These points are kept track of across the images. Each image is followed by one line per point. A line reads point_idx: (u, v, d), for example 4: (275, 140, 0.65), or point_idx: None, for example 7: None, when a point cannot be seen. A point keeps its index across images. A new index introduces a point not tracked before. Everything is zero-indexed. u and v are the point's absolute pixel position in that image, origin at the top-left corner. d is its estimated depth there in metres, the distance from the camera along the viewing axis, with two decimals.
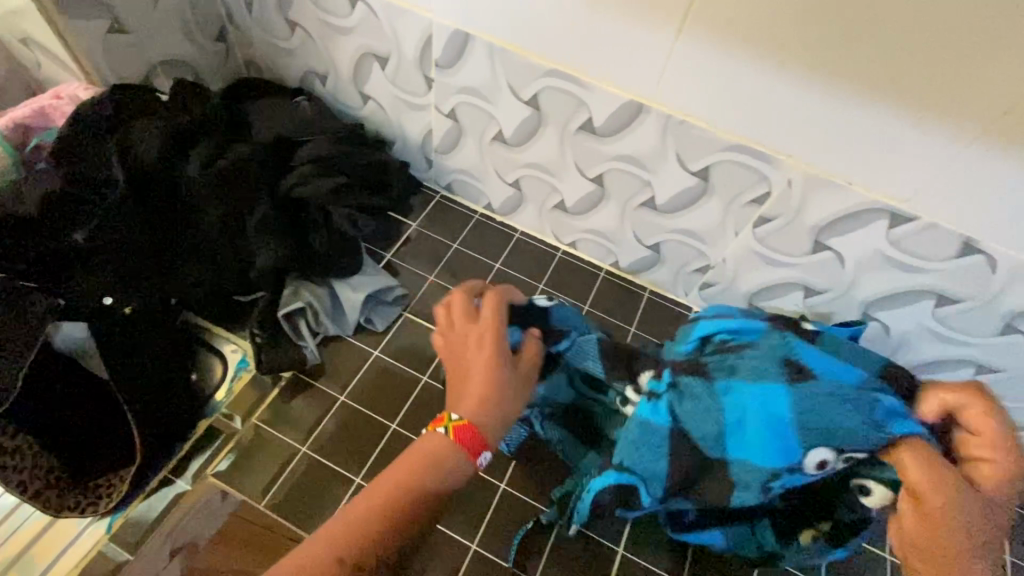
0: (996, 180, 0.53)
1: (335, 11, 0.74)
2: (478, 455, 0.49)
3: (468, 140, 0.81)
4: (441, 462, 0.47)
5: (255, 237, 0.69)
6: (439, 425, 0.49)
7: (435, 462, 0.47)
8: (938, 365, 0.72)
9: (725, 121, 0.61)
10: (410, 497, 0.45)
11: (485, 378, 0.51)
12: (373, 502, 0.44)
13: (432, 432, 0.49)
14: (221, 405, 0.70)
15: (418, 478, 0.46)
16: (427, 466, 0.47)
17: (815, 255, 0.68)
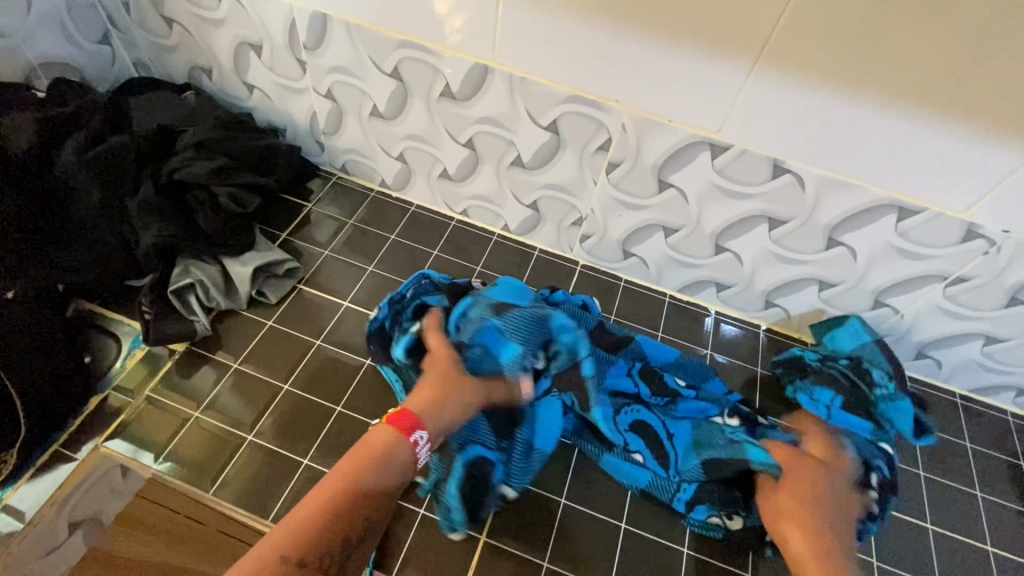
0: (782, 102, 0.60)
1: (205, 4, 0.79)
2: (412, 437, 0.58)
3: (350, 119, 0.85)
4: (397, 455, 0.56)
5: (138, 217, 0.73)
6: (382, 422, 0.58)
7: (379, 460, 0.55)
8: (790, 286, 0.80)
9: (559, 74, 0.68)
10: (355, 499, 0.52)
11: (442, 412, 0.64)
12: (335, 497, 0.51)
13: (377, 431, 0.57)
14: (114, 381, 0.73)
15: (362, 478, 0.53)
16: (384, 457, 0.55)
17: (662, 194, 0.75)
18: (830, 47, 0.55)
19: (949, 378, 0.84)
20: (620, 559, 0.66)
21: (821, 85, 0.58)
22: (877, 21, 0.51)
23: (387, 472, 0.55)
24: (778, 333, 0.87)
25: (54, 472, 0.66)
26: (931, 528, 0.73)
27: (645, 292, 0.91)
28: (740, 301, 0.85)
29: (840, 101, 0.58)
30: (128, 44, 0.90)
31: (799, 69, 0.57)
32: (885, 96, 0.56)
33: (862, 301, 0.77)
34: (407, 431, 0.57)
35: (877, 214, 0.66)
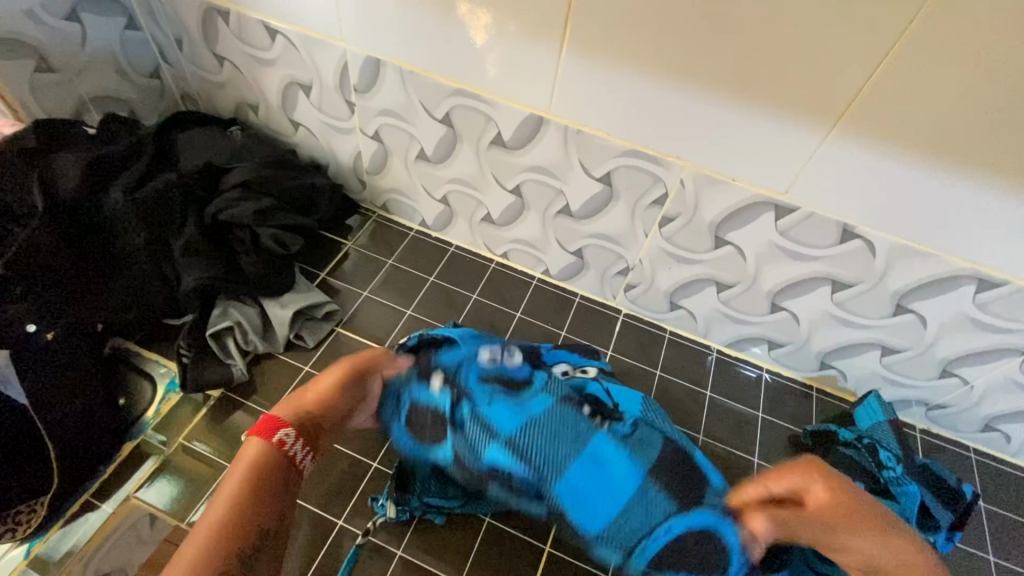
0: (859, 168, 0.57)
1: (257, 44, 0.78)
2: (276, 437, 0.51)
3: (394, 159, 0.84)
4: (266, 455, 0.50)
5: (181, 260, 0.72)
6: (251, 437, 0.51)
7: (258, 475, 0.49)
8: (849, 349, 0.76)
9: (616, 128, 0.66)
10: (237, 533, 0.46)
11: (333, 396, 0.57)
12: (202, 537, 0.45)
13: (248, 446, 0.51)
14: (148, 425, 0.70)
15: (244, 501, 0.47)
16: (253, 463, 0.49)
17: (718, 250, 0.72)
18: (917, 116, 0.52)
19: (1017, 452, 0.79)
20: None
21: (904, 156, 0.55)
22: (971, 93, 0.49)
23: (266, 471, 0.49)
24: (832, 395, 0.83)
25: (85, 522, 0.64)
26: None
27: (691, 345, 0.87)
28: (793, 361, 0.82)
29: (925, 171, 0.55)
30: (178, 78, 0.91)
31: (881, 137, 0.54)
32: (975, 170, 0.53)
33: (928, 370, 0.73)
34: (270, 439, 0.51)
35: (953, 284, 0.62)
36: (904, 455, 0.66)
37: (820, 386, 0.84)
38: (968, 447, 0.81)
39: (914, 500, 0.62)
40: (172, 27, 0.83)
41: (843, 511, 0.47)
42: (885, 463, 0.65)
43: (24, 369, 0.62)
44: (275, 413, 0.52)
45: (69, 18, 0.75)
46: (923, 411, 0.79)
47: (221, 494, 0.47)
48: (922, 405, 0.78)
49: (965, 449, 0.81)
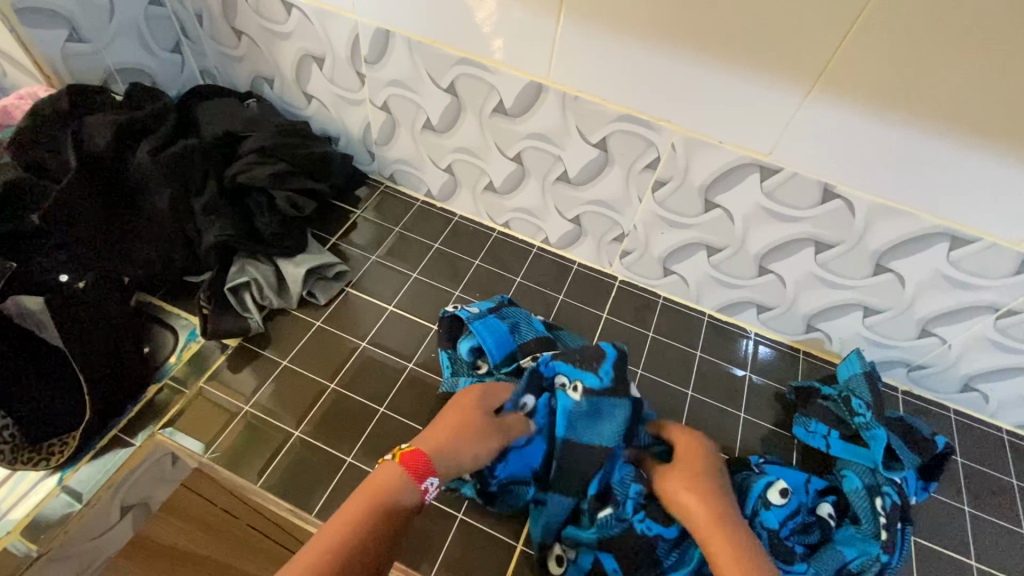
0: (837, 126, 0.61)
1: (274, 18, 0.83)
2: (423, 480, 0.53)
3: (402, 130, 0.88)
4: (401, 484, 0.52)
5: (202, 218, 0.77)
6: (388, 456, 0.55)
7: (390, 496, 0.51)
8: (834, 310, 0.79)
9: (610, 94, 0.70)
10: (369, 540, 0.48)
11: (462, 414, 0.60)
12: (331, 541, 0.47)
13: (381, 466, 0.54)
14: (171, 371, 0.76)
15: (378, 509, 0.50)
16: (386, 486, 0.52)
17: (708, 214, 0.76)
18: (888, 74, 0.55)
19: (996, 412, 0.82)
20: None
21: (878, 114, 0.58)
22: (937, 48, 0.52)
23: (397, 502, 0.51)
24: (819, 359, 0.86)
25: (112, 455, 0.69)
26: (976, 566, 0.71)
27: (684, 311, 0.91)
28: (781, 324, 0.85)
29: (899, 129, 0.58)
30: (197, 54, 0.96)
31: (855, 95, 0.58)
32: (942, 127, 0.57)
33: (908, 330, 0.77)
34: (414, 470, 0.53)
35: (928, 242, 0.66)
36: (873, 402, 0.71)
37: (807, 350, 0.87)
38: (948, 408, 0.84)
39: (880, 443, 0.67)
40: (193, 3, 0.88)
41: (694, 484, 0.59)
42: (857, 411, 0.71)
43: (60, 313, 0.66)
44: (421, 449, 0.55)
45: None
46: (905, 372, 0.83)
47: (360, 500, 0.50)
48: (904, 366, 0.82)
49: (946, 410, 0.84)
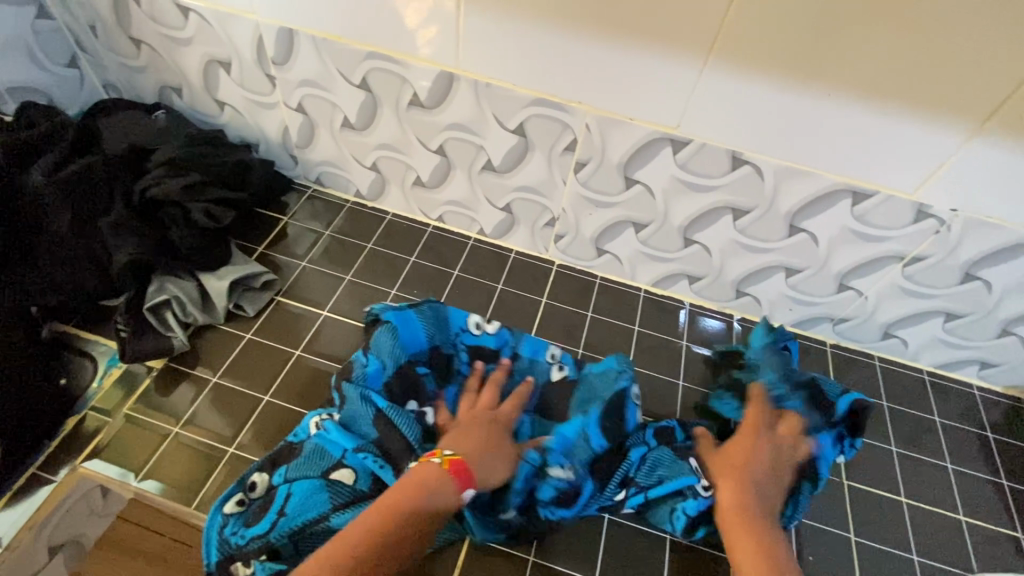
0: (737, 94, 0.63)
1: (171, 24, 0.80)
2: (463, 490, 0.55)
3: (322, 131, 0.86)
4: (440, 486, 0.54)
5: (111, 236, 0.73)
6: (434, 458, 0.57)
7: (422, 492, 0.53)
8: (758, 274, 0.82)
9: (520, 79, 0.70)
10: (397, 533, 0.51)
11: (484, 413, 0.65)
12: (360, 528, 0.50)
13: (428, 463, 0.56)
14: (92, 399, 0.72)
15: (411, 505, 0.52)
16: (423, 486, 0.54)
17: (630, 191, 0.77)
18: (775, 39, 0.57)
19: (916, 355, 0.87)
20: (605, 551, 0.65)
21: (773, 80, 0.60)
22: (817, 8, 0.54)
23: (427, 499, 0.53)
24: (751, 323, 0.90)
25: (31, 496, 0.65)
26: (906, 501, 0.75)
27: (621, 288, 0.92)
28: (712, 292, 0.88)
29: (792, 93, 0.61)
30: (97, 67, 0.91)
31: (751, 62, 0.60)
32: (831, 88, 0.59)
33: (828, 285, 0.80)
34: (458, 478, 0.55)
35: (833, 199, 0.69)
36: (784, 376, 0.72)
37: (740, 315, 0.90)
38: (873, 356, 0.89)
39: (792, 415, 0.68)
40: (85, 13, 0.84)
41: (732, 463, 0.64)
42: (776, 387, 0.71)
43: None
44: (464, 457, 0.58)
45: None
46: (831, 326, 0.86)
47: (388, 497, 0.53)
48: (829, 321, 0.86)
49: (871, 358, 0.89)
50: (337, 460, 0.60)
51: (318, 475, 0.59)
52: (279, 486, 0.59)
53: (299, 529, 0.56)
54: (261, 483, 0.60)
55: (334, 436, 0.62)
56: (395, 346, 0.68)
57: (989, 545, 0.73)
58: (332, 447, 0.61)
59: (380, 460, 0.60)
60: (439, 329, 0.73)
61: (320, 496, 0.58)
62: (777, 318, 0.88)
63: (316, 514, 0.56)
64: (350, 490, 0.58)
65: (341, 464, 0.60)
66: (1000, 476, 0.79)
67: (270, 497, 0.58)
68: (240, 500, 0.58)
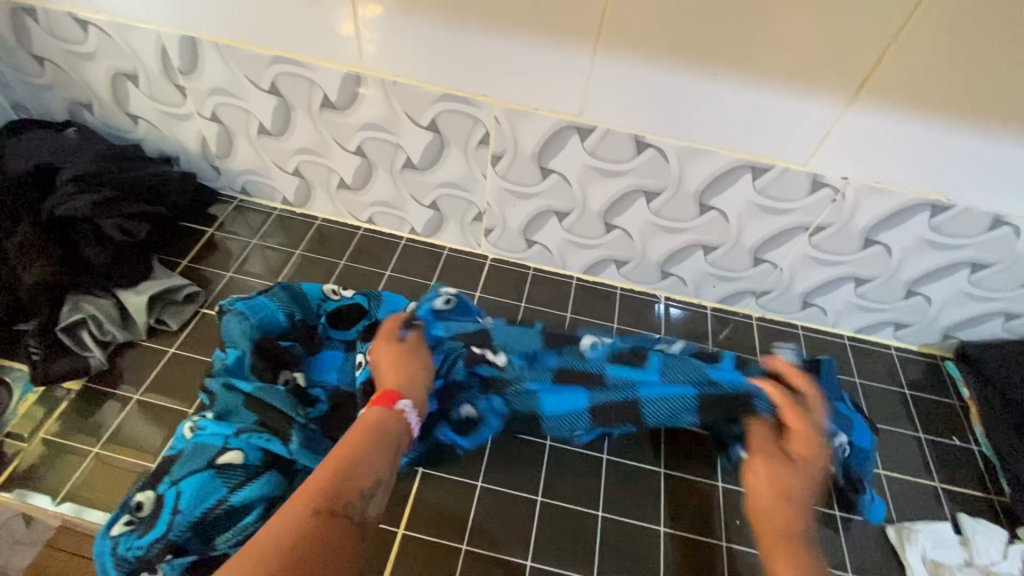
0: (629, 79, 0.65)
1: (71, 38, 0.78)
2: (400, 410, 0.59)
3: (239, 139, 0.86)
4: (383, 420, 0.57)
5: (17, 257, 0.72)
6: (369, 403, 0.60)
7: (372, 428, 0.56)
8: (679, 254, 0.84)
9: (426, 75, 0.71)
10: (359, 461, 0.52)
11: (398, 366, 0.65)
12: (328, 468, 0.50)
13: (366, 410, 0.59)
14: (6, 427, 0.70)
15: (361, 438, 0.54)
16: (374, 419, 0.57)
17: (546, 180, 0.79)
18: (656, 22, 0.59)
19: (836, 322, 0.91)
20: (538, 532, 0.66)
21: (660, 62, 0.63)
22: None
23: (378, 428, 0.56)
24: (680, 302, 0.92)
25: None
26: None
27: (554, 278, 0.94)
28: (639, 274, 0.90)
29: (680, 75, 0.63)
30: (2, 88, 0.89)
31: (638, 47, 0.62)
32: (718, 67, 0.62)
33: (744, 260, 0.83)
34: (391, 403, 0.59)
35: (735, 175, 0.71)
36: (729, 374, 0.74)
37: (669, 295, 0.93)
38: (797, 325, 0.92)
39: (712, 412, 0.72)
40: None
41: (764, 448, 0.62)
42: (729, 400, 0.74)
43: None
44: (394, 389, 0.61)
45: None
46: (754, 299, 0.90)
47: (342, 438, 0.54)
48: (752, 294, 0.89)
49: (795, 328, 0.92)
50: (223, 445, 0.60)
51: (205, 467, 0.58)
52: (166, 493, 0.57)
53: (200, 518, 0.56)
54: (147, 502, 0.58)
55: (213, 428, 0.61)
56: (246, 328, 0.68)
57: (910, 495, 0.76)
58: (212, 440, 0.60)
59: (265, 435, 0.61)
60: (296, 304, 0.74)
61: (213, 484, 0.57)
62: (704, 295, 0.91)
63: (215, 500, 0.57)
64: (244, 471, 0.59)
65: (225, 449, 0.60)
66: (918, 430, 0.83)
67: (158, 508, 0.57)
68: (128, 520, 0.57)
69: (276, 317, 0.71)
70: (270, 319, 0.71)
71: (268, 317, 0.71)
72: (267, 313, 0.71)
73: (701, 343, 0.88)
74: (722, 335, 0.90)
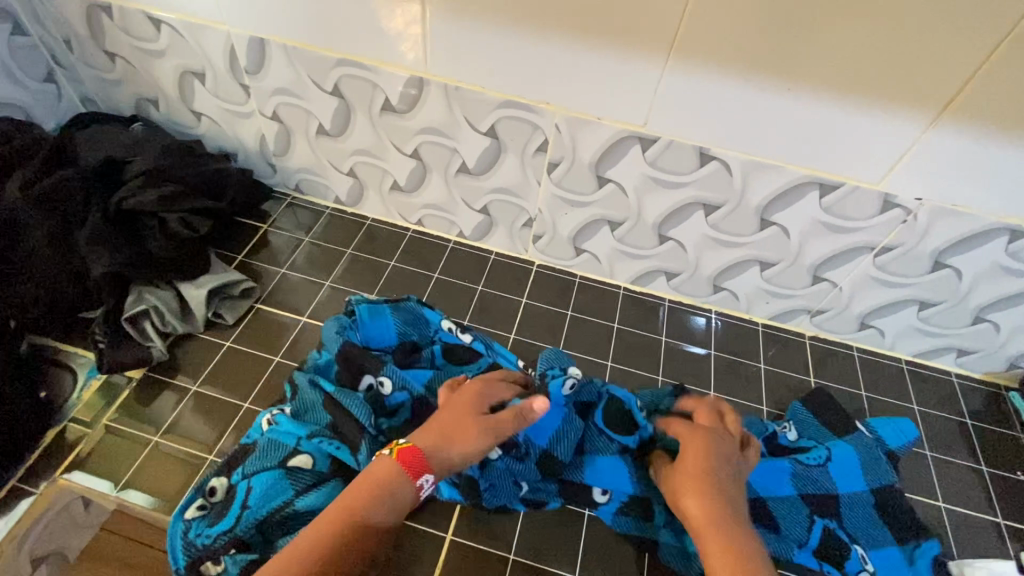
0: (697, 90, 0.63)
1: (144, 36, 0.80)
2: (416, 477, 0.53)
3: (298, 138, 0.87)
4: (396, 480, 0.52)
5: (87, 248, 0.74)
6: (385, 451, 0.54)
7: (377, 491, 0.51)
8: (733, 269, 0.83)
9: (489, 82, 0.71)
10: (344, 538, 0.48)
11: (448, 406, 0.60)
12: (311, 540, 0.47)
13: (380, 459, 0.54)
14: (70, 412, 0.72)
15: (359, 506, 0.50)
16: (379, 481, 0.52)
17: (602, 189, 0.78)
18: (735, 33, 0.58)
19: (894, 345, 0.87)
20: (586, 547, 0.66)
21: (734, 73, 0.61)
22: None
23: (382, 496, 0.51)
24: (729, 316, 0.90)
25: (11, 509, 0.65)
26: None
27: (600, 286, 0.93)
28: (690, 287, 0.89)
29: (751, 87, 0.62)
30: (74, 81, 0.92)
31: (713, 58, 0.60)
32: (795, 81, 0.60)
33: (802, 278, 0.81)
34: (411, 467, 0.53)
35: (802, 192, 0.70)
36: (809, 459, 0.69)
37: (719, 309, 0.91)
38: (852, 347, 0.89)
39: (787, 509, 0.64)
40: (58, 27, 0.84)
41: (695, 473, 0.54)
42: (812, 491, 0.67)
43: None
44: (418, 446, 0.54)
45: None
46: (808, 318, 0.87)
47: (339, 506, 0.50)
48: (806, 313, 0.86)
49: (850, 349, 0.89)
50: (295, 447, 0.62)
51: (277, 465, 0.60)
52: (238, 485, 0.59)
53: (265, 518, 0.57)
54: (221, 488, 0.60)
55: (286, 427, 0.63)
56: (341, 330, 0.72)
57: (971, 531, 0.73)
58: (285, 438, 0.62)
59: (336, 442, 0.62)
60: (415, 326, 0.75)
61: (281, 485, 0.58)
62: (755, 311, 0.89)
63: (281, 501, 0.58)
64: (311, 475, 0.60)
65: (297, 451, 0.61)
66: (979, 463, 0.79)
67: (230, 498, 0.58)
68: (201, 505, 0.59)
69: (391, 332, 0.74)
70: (381, 332, 0.74)
71: (382, 332, 0.74)
72: (382, 326, 0.74)
73: (752, 360, 0.86)
74: (774, 353, 0.88)
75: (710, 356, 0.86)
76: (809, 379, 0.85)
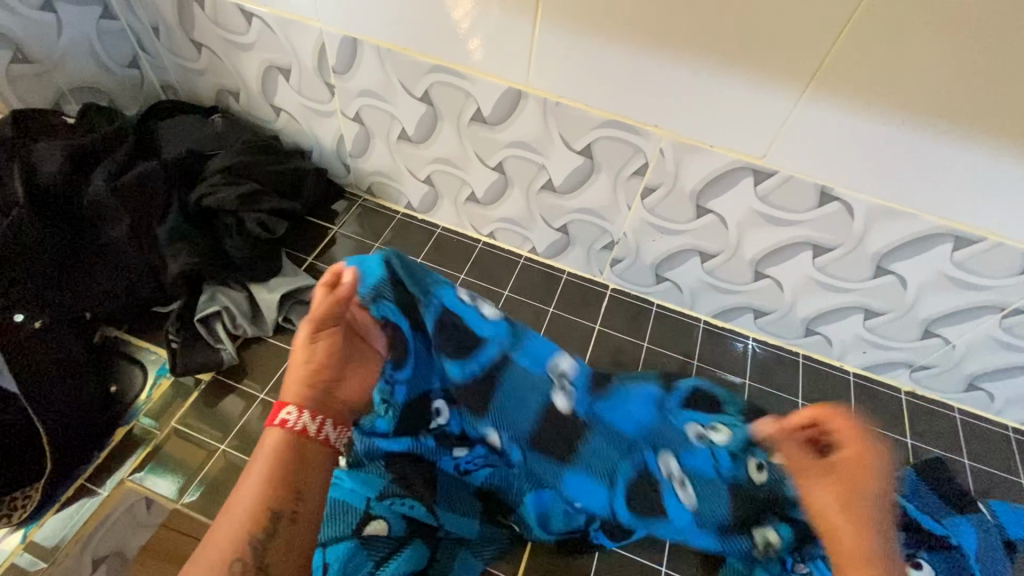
0: (830, 126, 0.57)
1: (234, 28, 0.78)
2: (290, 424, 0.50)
3: (377, 141, 0.84)
4: (276, 442, 0.49)
5: (167, 246, 0.73)
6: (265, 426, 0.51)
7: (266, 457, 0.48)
8: (833, 314, 0.76)
9: (593, 99, 0.66)
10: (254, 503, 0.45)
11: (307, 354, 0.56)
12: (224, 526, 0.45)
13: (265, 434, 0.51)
14: (140, 410, 0.71)
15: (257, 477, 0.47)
16: (265, 454, 0.48)
17: (700, 220, 0.73)
18: (900, 70, 0.51)
19: (1002, 410, 0.80)
20: None
21: (884, 113, 0.55)
22: (953, 36, 0.48)
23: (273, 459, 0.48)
24: (818, 361, 0.84)
25: (76, 507, 0.64)
26: None
27: (679, 318, 0.87)
28: (779, 329, 0.83)
29: (899, 128, 0.55)
30: (157, 67, 0.90)
31: (859, 94, 0.54)
32: (953, 124, 0.53)
33: (911, 331, 0.74)
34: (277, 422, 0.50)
35: (929, 243, 0.63)
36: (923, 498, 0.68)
37: (808, 352, 0.84)
38: (953, 408, 0.82)
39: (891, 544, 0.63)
40: (147, 14, 0.82)
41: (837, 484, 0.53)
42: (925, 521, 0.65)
43: (12, 357, 0.63)
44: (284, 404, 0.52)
45: (43, 8, 0.75)
46: (908, 372, 0.80)
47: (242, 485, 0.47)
48: (906, 367, 0.80)
49: (950, 410, 0.82)
50: (368, 513, 0.60)
51: (352, 535, 0.58)
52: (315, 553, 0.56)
53: None
54: None
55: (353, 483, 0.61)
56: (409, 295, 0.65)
57: None
58: (356, 498, 0.60)
59: (407, 501, 0.61)
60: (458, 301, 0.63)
61: (360, 557, 0.57)
62: (847, 359, 0.83)
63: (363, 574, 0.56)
64: (388, 542, 0.59)
65: (372, 517, 0.60)
66: None
67: None
68: None
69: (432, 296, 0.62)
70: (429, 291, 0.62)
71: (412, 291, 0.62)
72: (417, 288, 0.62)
73: None
74: (865, 407, 0.81)
75: (795, 404, 0.80)
76: (904, 440, 0.78)
